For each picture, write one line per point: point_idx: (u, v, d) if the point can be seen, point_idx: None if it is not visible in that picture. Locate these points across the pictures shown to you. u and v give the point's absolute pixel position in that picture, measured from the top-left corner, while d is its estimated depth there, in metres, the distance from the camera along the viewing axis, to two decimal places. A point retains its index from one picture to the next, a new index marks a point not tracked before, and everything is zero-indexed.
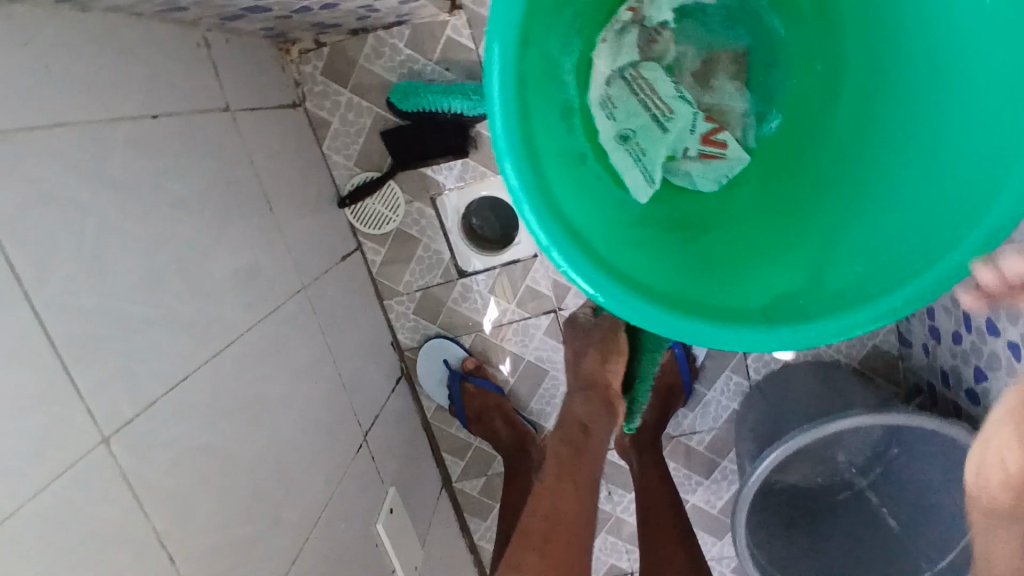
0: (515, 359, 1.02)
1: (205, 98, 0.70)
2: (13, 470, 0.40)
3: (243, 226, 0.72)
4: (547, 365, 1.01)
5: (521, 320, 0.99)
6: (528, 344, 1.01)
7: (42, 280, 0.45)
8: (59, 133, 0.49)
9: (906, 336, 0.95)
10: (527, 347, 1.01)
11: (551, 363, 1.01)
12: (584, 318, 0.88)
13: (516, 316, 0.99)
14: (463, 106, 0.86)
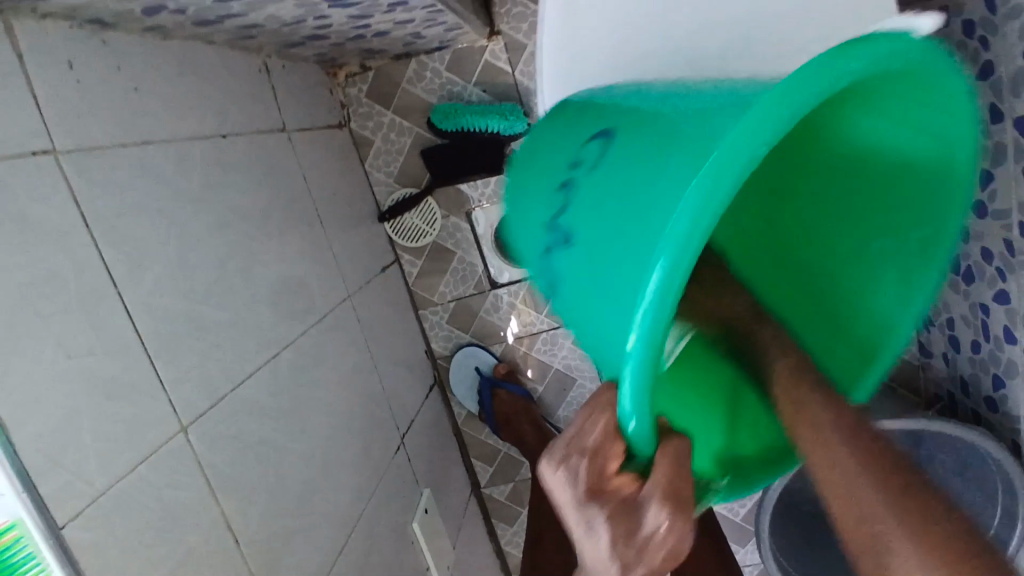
0: (543, 368, 1.06)
1: (264, 119, 0.76)
2: (109, 449, 0.45)
3: (297, 238, 0.77)
4: (575, 373, 1.05)
5: (549, 330, 1.04)
6: (556, 353, 1.05)
7: (133, 282, 0.51)
8: (143, 150, 0.55)
9: (927, 347, 0.98)
10: (555, 356, 1.05)
11: (579, 372, 1.05)
12: None
13: (544, 325, 1.04)
14: (499, 126, 0.90)
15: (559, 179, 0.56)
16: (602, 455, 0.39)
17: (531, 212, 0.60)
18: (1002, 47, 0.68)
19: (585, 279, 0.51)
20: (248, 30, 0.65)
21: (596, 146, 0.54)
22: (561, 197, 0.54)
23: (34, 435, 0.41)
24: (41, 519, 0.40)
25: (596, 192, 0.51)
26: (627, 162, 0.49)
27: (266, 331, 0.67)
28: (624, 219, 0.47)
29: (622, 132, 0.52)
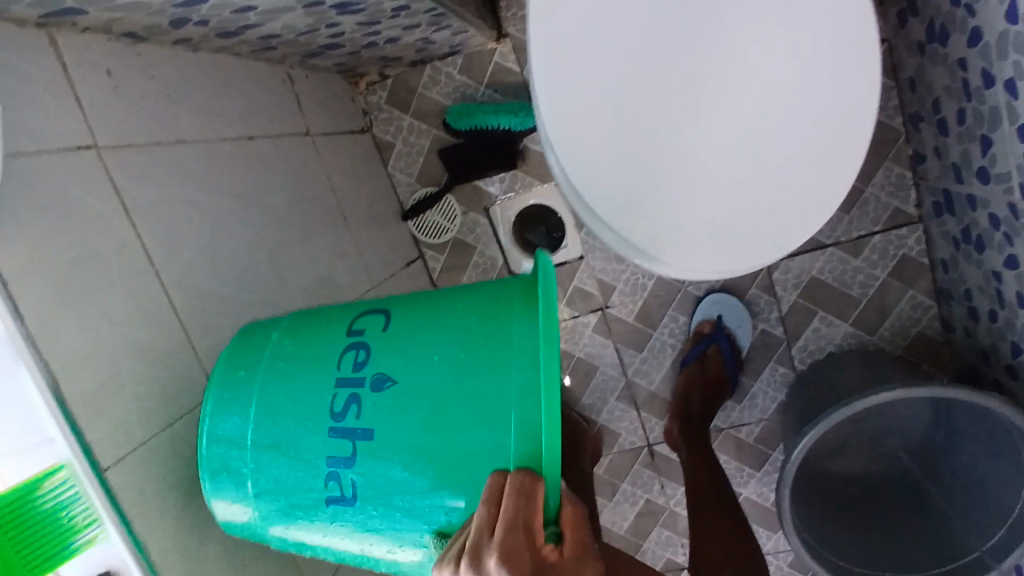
0: (566, 357, 1.09)
1: (289, 124, 0.82)
2: (145, 407, 0.51)
3: (322, 232, 0.83)
4: (598, 361, 1.08)
5: (571, 319, 1.07)
6: (578, 341, 1.08)
7: (169, 263, 0.57)
8: (177, 149, 0.62)
9: (949, 321, 0.97)
10: (577, 345, 1.08)
11: (601, 359, 1.08)
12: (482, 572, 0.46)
13: (565, 314, 1.07)
14: (510, 122, 0.94)
15: (336, 381, 0.50)
16: (532, 542, 0.40)
17: (300, 413, 0.50)
18: (986, 10, 0.69)
19: (407, 477, 0.46)
20: (268, 41, 0.72)
21: (381, 343, 0.50)
22: (344, 392, 0.49)
23: (82, 388, 0.47)
24: (88, 461, 0.46)
25: (400, 387, 0.47)
26: (431, 357, 0.47)
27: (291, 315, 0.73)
28: (434, 429, 0.46)
29: (409, 328, 0.50)
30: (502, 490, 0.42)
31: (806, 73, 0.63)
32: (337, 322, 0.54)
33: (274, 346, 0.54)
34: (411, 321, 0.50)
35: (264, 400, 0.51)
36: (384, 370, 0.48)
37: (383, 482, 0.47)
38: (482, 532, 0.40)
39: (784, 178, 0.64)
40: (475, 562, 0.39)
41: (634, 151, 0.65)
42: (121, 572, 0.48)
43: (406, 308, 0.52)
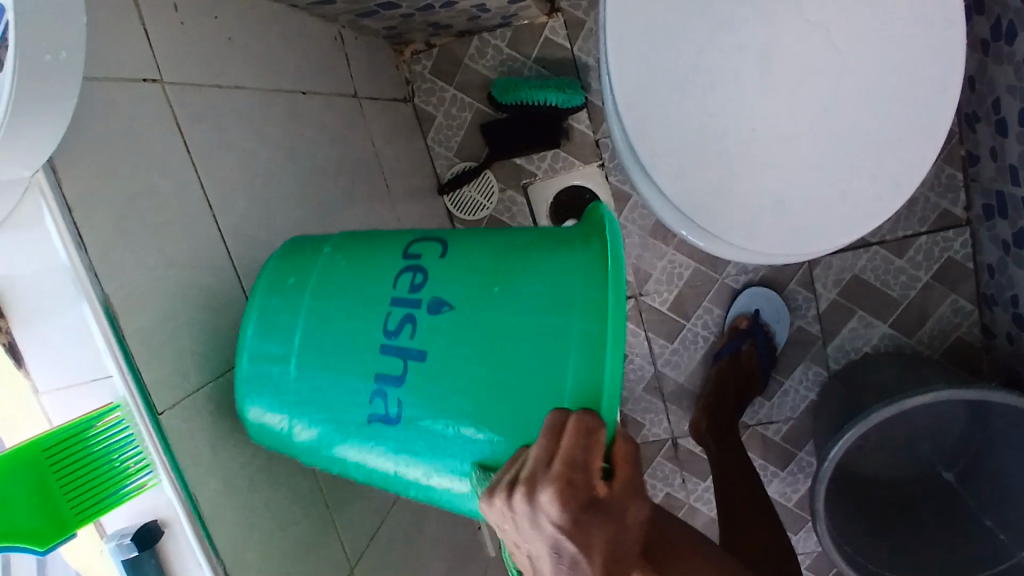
0: None
1: (339, 84, 0.80)
2: (199, 353, 0.49)
3: (366, 197, 0.81)
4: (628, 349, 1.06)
5: None
6: None
7: (226, 209, 0.55)
8: (237, 93, 0.60)
9: (990, 326, 0.95)
10: None
11: (632, 348, 1.06)
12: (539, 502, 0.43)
13: None
14: (558, 99, 0.92)
15: (388, 303, 0.46)
16: (592, 480, 0.36)
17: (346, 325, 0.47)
18: None
19: (454, 406, 0.43)
20: None
21: (440, 266, 0.46)
22: (392, 315, 0.46)
23: (139, 328, 0.45)
24: (144, 402, 0.44)
25: (455, 314, 0.44)
26: (485, 284, 0.44)
27: None
28: (481, 360, 0.42)
29: (470, 252, 0.46)
30: (566, 426, 0.37)
31: (887, 57, 0.62)
32: (391, 236, 0.50)
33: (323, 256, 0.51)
34: (467, 245, 0.46)
35: (310, 318, 0.48)
36: (438, 299, 0.45)
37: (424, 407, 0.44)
38: (538, 463, 0.36)
39: (858, 161, 0.63)
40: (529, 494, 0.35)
41: (705, 125, 0.63)
42: (170, 524, 0.46)
43: (468, 231, 0.48)
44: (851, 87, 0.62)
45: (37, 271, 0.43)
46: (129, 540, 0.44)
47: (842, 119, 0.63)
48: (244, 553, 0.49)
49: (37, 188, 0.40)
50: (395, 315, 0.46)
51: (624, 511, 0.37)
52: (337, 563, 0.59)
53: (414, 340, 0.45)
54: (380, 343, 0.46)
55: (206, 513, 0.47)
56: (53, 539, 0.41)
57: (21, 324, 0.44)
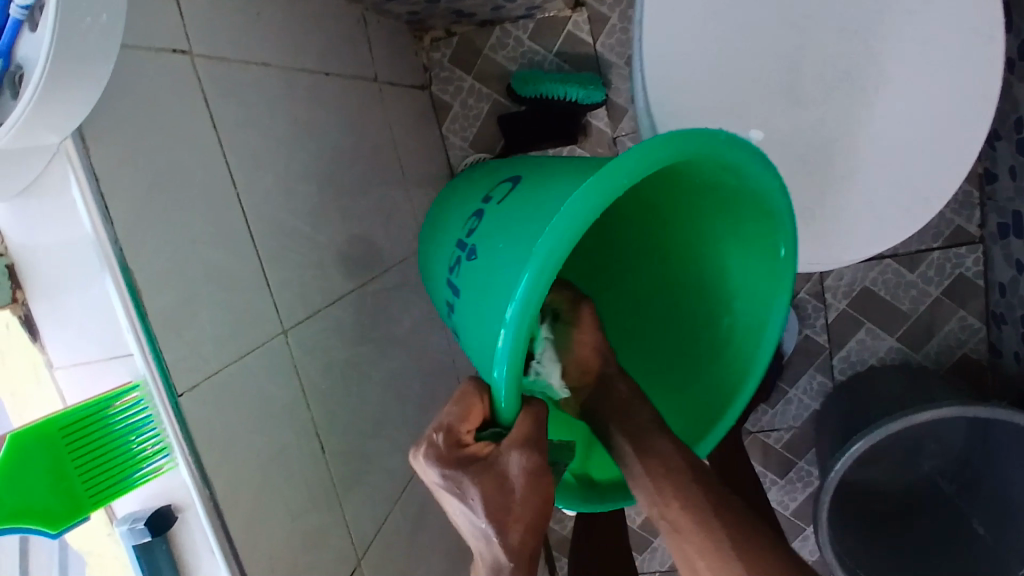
0: None
1: (360, 67, 0.78)
2: (219, 335, 0.48)
3: (382, 183, 0.79)
4: None
5: None
6: None
7: (249, 188, 0.54)
8: (264, 70, 0.58)
9: (997, 344, 0.96)
10: None
11: None
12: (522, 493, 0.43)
13: None
14: (578, 94, 0.90)
15: (470, 235, 0.60)
16: (464, 435, 0.44)
17: (458, 246, 0.62)
18: None
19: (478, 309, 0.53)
20: None
21: (495, 208, 0.58)
22: (465, 245, 0.60)
23: (160, 307, 0.43)
24: (164, 383, 0.42)
25: (490, 243, 0.55)
26: (521, 212, 0.52)
27: (352, 263, 0.69)
28: (493, 275, 0.52)
29: (527, 190, 0.55)
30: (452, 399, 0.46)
31: (925, 70, 0.61)
32: (516, 172, 0.62)
33: (492, 186, 0.64)
34: (537, 180, 0.55)
35: (451, 233, 0.66)
36: (479, 238, 0.57)
37: (473, 307, 0.55)
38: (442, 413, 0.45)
39: (888, 173, 0.63)
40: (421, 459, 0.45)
41: (738, 127, 0.63)
42: (184, 510, 0.44)
43: (548, 171, 0.56)
44: (886, 98, 0.62)
45: (61, 242, 0.41)
46: (142, 524, 0.43)
47: (874, 130, 0.62)
48: (256, 542, 0.48)
49: (65, 155, 0.39)
50: (470, 241, 0.59)
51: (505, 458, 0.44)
52: (346, 554, 0.58)
53: (469, 260, 0.58)
54: (456, 265, 0.61)
55: (221, 501, 0.45)
56: (65, 521, 0.40)
57: (38, 295, 0.43)
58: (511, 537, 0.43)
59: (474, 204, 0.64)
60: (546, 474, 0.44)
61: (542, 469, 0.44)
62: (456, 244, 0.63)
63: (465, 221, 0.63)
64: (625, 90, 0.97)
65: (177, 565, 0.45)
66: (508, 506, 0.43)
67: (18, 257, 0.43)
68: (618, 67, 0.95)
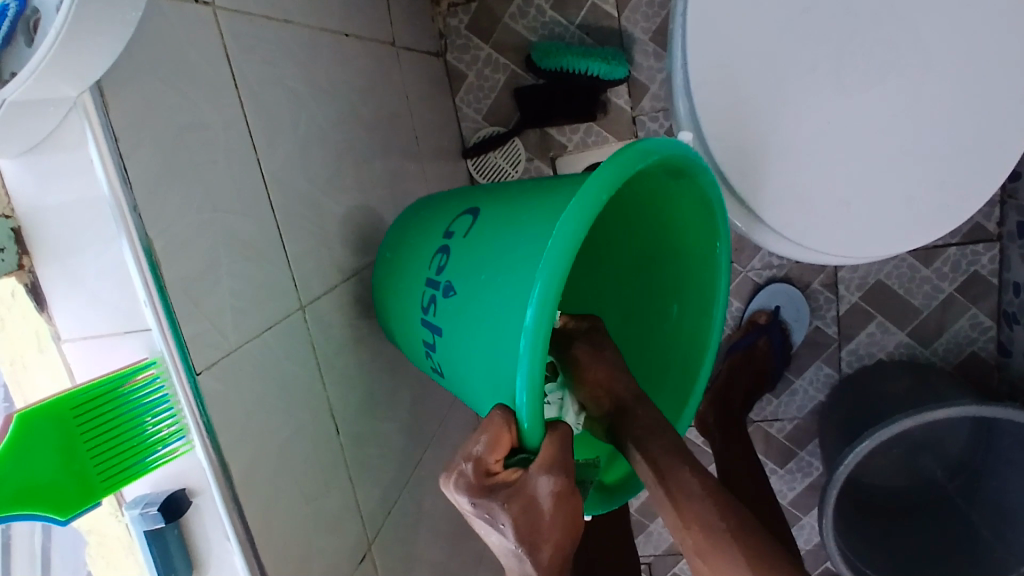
0: None
1: (379, 29, 0.75)
2: (240, 310, 0.45)
3: (399, 153, 0.76)
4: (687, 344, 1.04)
5: None
6: None
7: (270, 154, 0.50)
8: (287, 28, 0.55)
9: (1007, 344, 0.95)
10: None
11: None
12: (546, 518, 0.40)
13: None
14: (601, 69, 0.86)
15: (436, 273, 0.54)
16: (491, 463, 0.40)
17: (419, 284, 0.55)
18: None
19: (472, 358, 0.48)
20: None
21: (460, 241, 0.52)
22: (436, 286, 0.53)
23: (180, 278, 0.40)
24: (181, 361, 0.40)
25: (463, 287, 0.49)
26: (497, 246, 0.48)
27: (369, 236, 0.66)
28: (481, 316, 0.46)
29: (493, 219, 0.50)
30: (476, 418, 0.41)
31: (976, 62, 0.59)
32: (463, 202, 0.57)
33: (441, 221, 0.58)
34: (502, 207, 0.51)
35: (409, 266, 0.59)
36: (450, 278, 0.51)
37: (462, 360, 0.49)
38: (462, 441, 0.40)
39: (930, 167, 0.61)
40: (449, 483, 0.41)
41: (779, 113, 0.60)
42: (198, 494, 0.42)
43: (508, 198, 0.51)
44: (935, 88, 0.59)
45: (76, 205, 0.38)
46: (155, 510, 0.40)
47: (919, 122, 0.60)
48: (270, 527, 0.46)
49: (82, 110, 0.35)
50: (437, 257, 0.55)
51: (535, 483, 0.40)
52: (357, 538, 0.56)
53: (441, 305, 0.51)
54: (426, 307, 0.54)
55: (238, 485, 0.43)
56: (75, 508, 0.37)
57: (47, 262, 0.40)
58: (542, 559, 0.40)
59: (423, 234, 0.59)
60: (571, 493, 0.41)
61: (567, 486, 0.41)
62: (409, 278, 0.57)
63: (420, 258, 0.57)
64: (648, 67, 0.94)
65: (190, 550, 0.43)
66: (539, 531, 0.40)
67: (25, 220, 0.39)
68: (641, 43, 0.93)
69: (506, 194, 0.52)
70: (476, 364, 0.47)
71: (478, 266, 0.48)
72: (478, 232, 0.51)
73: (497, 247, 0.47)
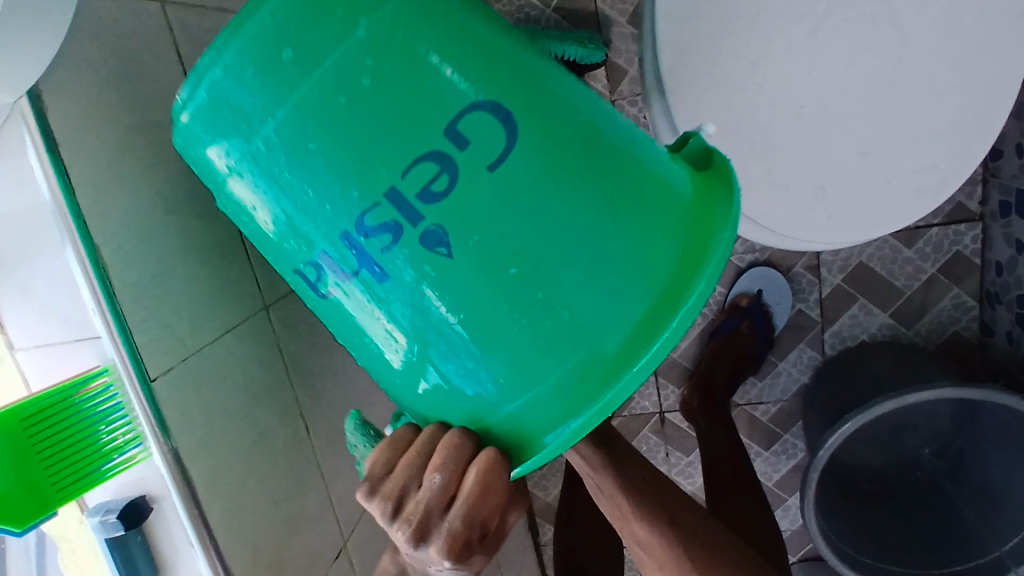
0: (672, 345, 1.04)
1: None
2: (196, 313, 0.44)
3: None
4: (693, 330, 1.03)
5: None
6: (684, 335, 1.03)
7: None
8: None
9: (990, 324, 0.96)
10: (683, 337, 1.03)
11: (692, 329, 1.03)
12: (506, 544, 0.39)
13: None
14: (577, 54, 0.83)
15: (410, 188, 0.31)
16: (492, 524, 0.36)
17: (349, 181, 0.31)
18: None
19: (457, 346, 0.33)
20: None
21: (476, 163, 0.31)
22: (402, 211, 0.32)
23: (129, 284, 0.39)
24: (134, 367, 0.39)
25: (466, 258, 0.32)
26: (551, 214, 0.32)
27: None
28: (501, 310, 0.32)
29: (540, 162, 0.32)
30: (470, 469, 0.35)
31: (955, 42, 0.58)
32: (473, 57, 0.32)
33: (416, 69, 0.31)
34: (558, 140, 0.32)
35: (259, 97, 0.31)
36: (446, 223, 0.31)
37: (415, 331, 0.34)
38: (436, 504, 0.35)
39: (906, 149, 0.61)
40: (422, 537, 0.34)
41: (752, 98, 0.59)
42: (159, 500, 0.42)
43: (560, 123, 0.32)
44: (911, 70, 0.58)
45: (20, 210, 0.37)
46: (115, 518, 0.40)
47: (895, 104, 0.59)
48: (237, 532, 0.45)
49: (20, 114, 0.35)
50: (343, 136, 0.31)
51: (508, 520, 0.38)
52: (331, 537, 0.56)
53: (409, 252, 0.32)
54: (361, 227, 0.32)
55: (201, 491, 0.43)
56: (30, 519, 0.36)
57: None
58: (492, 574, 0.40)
59: (366, 72, 0.31)
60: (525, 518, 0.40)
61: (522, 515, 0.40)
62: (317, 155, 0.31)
63: (350, 126, 0.31)
64: (625, 50, 0.93)
65: (157, 556, 0.43)
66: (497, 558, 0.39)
67: None
68: (619, 26, 0.91)
69: (536, 114, 0.32)
70: (437, 360, 0.34)
71: (473, 241, 0.32)
72: (475, 161, 0.31)
73: (526, 228, 0.32)
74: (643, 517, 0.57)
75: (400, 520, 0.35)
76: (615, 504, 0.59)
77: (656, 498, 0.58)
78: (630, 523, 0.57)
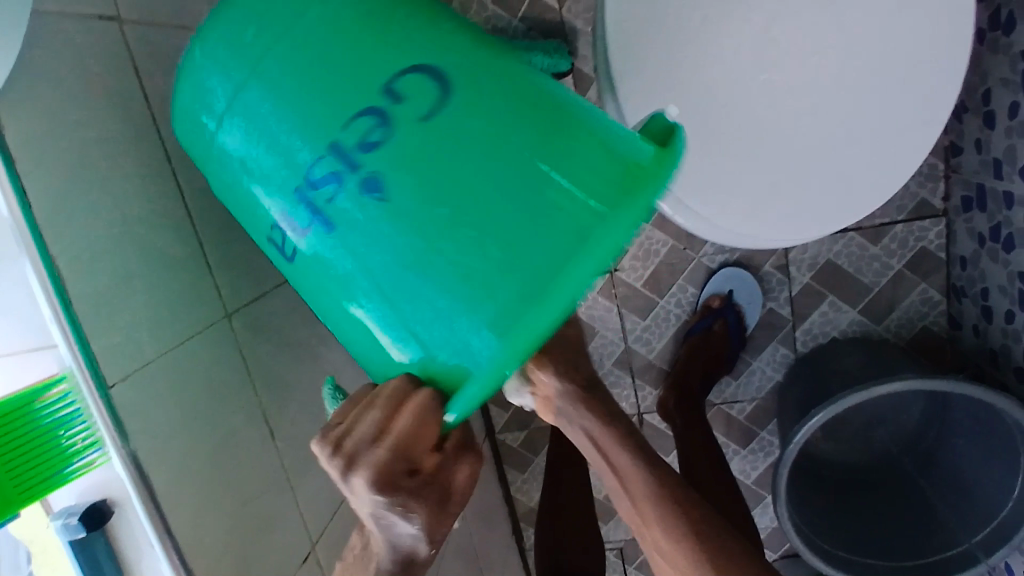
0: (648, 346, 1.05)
1: None
2: (155, 322, 0.46)
3: None
4: (668, 329, 1.04)
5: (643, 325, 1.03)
6: (660, 336, 1.04)
7: (186, 163, 0.51)
8: None
9: (957, 318, 0.97)
10: (658, 338, 1.04)
11: (666, 329, 1.04)
12: (452, 493, 0.40)
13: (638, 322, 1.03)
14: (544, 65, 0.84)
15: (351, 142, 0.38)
16: (417, 456, 0.38)
17: (319, 131, 0.38)
18: None
19: (395, 289, 0.37)
20: None
21: (410, 119, 0.37)
22: (345, 161, 0.38)
23: (86, 293, 0.41)
24: (92, 375, 0.40)
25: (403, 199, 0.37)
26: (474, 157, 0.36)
27: None
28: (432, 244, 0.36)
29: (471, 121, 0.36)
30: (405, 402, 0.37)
31: (899, 41, 0.59)
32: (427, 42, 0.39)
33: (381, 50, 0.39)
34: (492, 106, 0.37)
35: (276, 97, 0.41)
36: (379, 170, 0.37)
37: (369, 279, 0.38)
38: (364, 438, 0.37)
39: (854, 147, 0.62)
40: (351, 468, 0.37)
41: (701, 101, 0.61)
42: (120, 505, 0.43)
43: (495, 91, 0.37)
44: (857, 70, 0.60)
45: None
46: (76, 520, 0.41)
47: (841, 104, 0.61)
48: (202, 535, 0.46)
49: None
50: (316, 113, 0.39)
51: (448, 468, 0.40)
52: (299, 539, 0.57)
53: (351, 194, 0.38)
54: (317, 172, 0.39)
55: (160, 493, 0.44)
56: None
57: None
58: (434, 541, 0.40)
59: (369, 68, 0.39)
60: (467, 472, 0.41)
61: (460, 460, 0.41)
62: (308, 115, 0.39)
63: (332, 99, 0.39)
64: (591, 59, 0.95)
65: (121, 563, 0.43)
66: (439, 512, 0.40)
67: None
68: (584, 35, 0.93)
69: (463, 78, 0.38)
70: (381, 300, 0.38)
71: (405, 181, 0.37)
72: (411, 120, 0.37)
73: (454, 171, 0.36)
74: (663, 515, 0.55)
75: (337, 457, 0.37)
76: (637, 506, 0.57)
77: (678, 493, 0.56)
78: (652, 525, 0.56)
